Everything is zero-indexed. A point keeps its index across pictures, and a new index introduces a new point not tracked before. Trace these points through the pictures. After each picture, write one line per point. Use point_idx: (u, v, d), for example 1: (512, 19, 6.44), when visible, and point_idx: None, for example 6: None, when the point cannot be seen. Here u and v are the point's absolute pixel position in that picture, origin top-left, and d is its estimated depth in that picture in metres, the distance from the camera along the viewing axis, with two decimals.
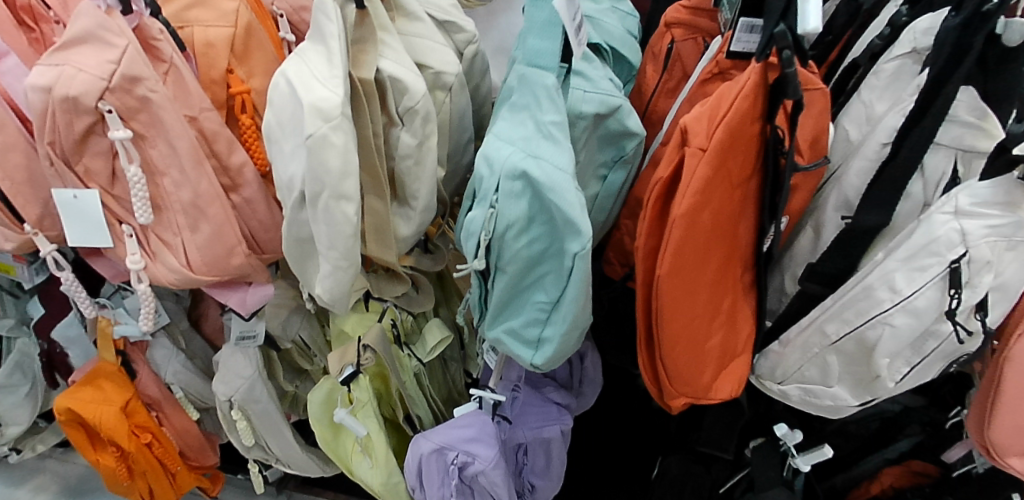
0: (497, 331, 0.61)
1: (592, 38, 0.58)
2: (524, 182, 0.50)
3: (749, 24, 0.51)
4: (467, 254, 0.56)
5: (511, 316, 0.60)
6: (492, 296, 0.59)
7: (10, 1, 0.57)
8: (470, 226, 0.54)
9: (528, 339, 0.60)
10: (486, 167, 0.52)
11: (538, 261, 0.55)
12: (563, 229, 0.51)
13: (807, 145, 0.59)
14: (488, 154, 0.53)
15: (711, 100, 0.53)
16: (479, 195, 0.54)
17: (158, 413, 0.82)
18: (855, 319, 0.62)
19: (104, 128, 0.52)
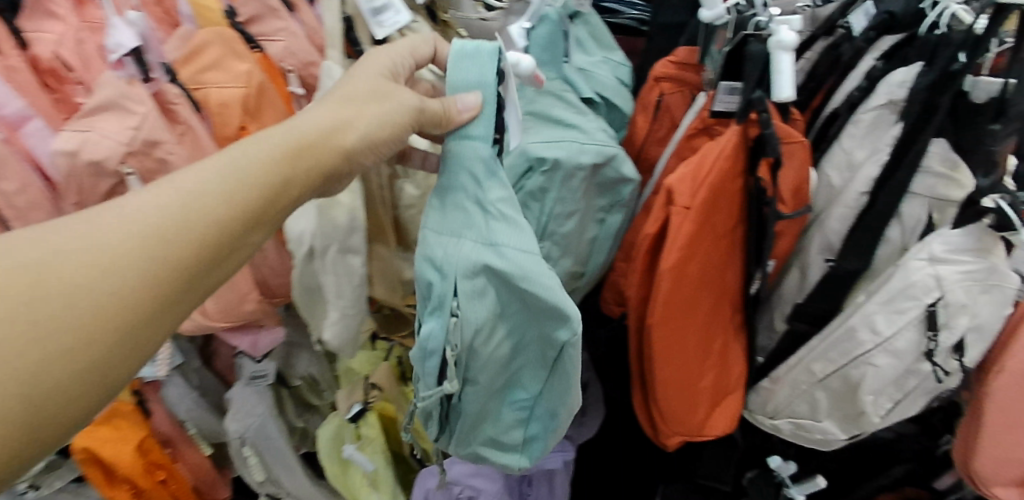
0: (474, 444, 0.55)
1: (581, 92, 0.61)
2: (485, 276, 0.44)
3: (728, 87, 0.55)
4: (426, 380, 0.46)
5: (485, 426, 0.54)
6: (461, 413, 0.52)
7: (36, 65, 0.60)
8: (427, 347, 0.45)
9: (509, 444, 0.54)
10: (435, 275, 0.44)
11: (513, 358, 0.49)
12: (541, 323, 0.46)
13: (790, 194, 0.61)
14: (430, 259, 0.44)
15: (693, 160, 0.57)
16: (428, 309, 0.45)
17: (171, 450, 0.76)
18: (840, 359, 0.64)
19: (126, 188, 0.55)
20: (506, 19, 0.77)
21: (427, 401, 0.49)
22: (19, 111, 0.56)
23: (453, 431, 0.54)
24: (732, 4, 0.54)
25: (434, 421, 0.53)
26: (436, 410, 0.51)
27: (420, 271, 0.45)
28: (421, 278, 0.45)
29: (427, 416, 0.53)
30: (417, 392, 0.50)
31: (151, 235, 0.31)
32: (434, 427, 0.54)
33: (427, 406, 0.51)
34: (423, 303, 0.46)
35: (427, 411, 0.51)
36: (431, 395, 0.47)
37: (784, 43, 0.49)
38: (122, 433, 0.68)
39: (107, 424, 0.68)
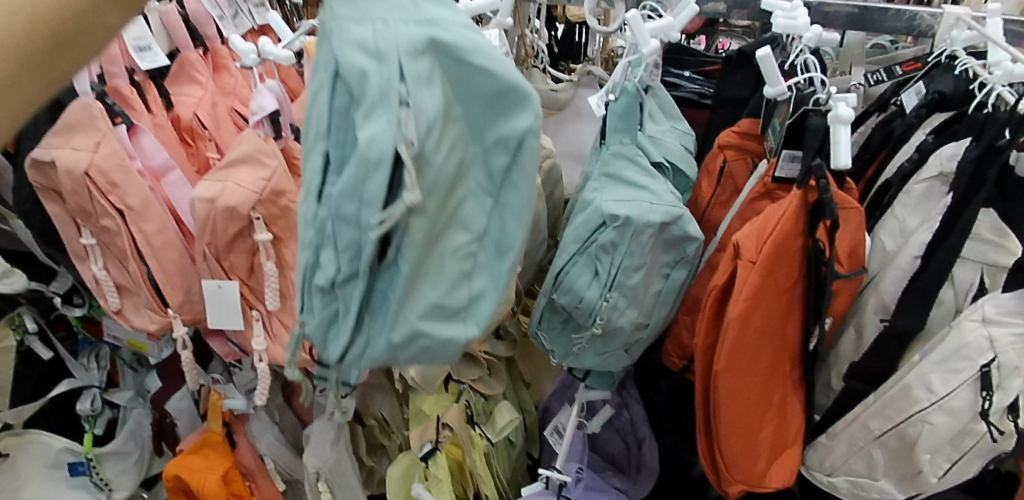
0: (409, 320, 0.33)
1: (654, 157, 0.67)
2: (432, 55, 0.30)
3: (790, 155, 0.61)
4: (339, 201, 0.30)
5: (406, 303, 0.33)
6: (386, 282, 0.33)
7: (177, 123, 0.69)
8: (347, 138, 0.30)
9: (441, 336, 0.34)
10: (371, 60, 0.28)
11: (464, 187, 0.33)
12: (493, 122, 0.32)
13: (846, 256, 0.65)
14: (358, 41, 0.28)
15: (758, 219, 0.62)
16: (360, 109, 0.28)
17: (252, 483, 0.82)
18: (897, 416, 0.66)
19: (251, 231, 0.63)
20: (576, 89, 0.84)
21: (348, 237, 0.31)
22: (165, 162, 0.64)
23: (379, 317, 0.34)
24: (792, 83, 0.60)
25: (350, 297, 0.34)
26: (352, 243, 0.31)
27: (330, 64, 0.29)
28: (327, 75, 0.30)
29: (342, 283, 0.34)
30: (320, 251, 0.33)
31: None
32: (343, 317, 0.35)
33: (343, 261, 0.32)
34: (346, 110, 0.30)
35: (343, 270, 0.33)
36: (361, 234, 0.30)
37: (842, 117, 0.55)
38: (207, 462, 0.77)
39: (199, 453, 0.78)
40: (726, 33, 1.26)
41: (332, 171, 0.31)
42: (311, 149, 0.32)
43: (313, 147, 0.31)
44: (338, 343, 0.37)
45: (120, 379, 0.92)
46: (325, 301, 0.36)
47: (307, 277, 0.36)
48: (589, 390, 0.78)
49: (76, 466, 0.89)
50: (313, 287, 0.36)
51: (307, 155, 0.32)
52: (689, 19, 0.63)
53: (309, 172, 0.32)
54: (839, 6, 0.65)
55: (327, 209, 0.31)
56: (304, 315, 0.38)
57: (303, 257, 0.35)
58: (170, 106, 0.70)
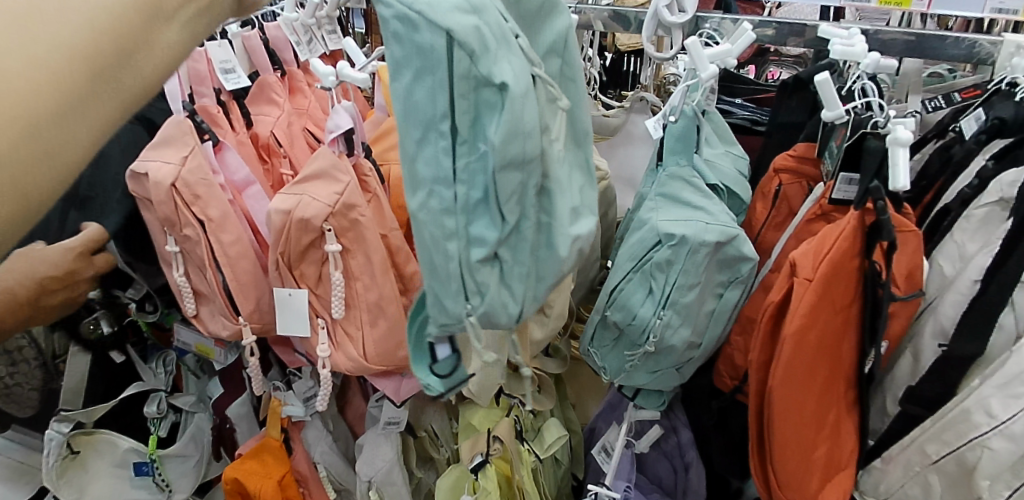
0: (567, 229, 0.46)
1: (710, 179, 0.69)
2: (497, 4, 0.44)
3: (847, 178, 0.63)
4: (514, 152, 0.40)
5: (555, 212, 0.46)
6: (542, 200, 0.45)
7: (255, 141, 0.79)
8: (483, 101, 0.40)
9: (584, 229, 0.48)
10: (473, 16, 0.40)
11: (553, 99, 0.47)
12: (538, 58, 0.49)
13: (902, 279, 0.65)
14: (454, 9, 0.39)
15: (815, 239, 0.63)
16: (485, 58, 0.39)
17: (305, 489, 0.89)
18: (955, 440, 0.62)
19: (322, 242, 0.66)
20: (625, 117, 0.87)
21: (513, 183, 0.41)
22: (246, 177, 0.73)
23: (546, 242, 0.46)
24: (850, 106, 0.61)
25: (524, 231, 0.44)
26: (518, 185, 0.42)
27: (431, 46, 0.38)
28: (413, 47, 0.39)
29: (511, 231, 0.44)
30: (476, 220, 0.42)
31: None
32: (508, 262, 0.45)
33: (508, 213, 0.42)
34: (469, 70, 0.39)
35: (512, 218, 0.43)
36: (525, 166, 0.41)
37: (901, 139, 0.55)
38: (265, 467, 0.85)
39: (258, 459, 0.86)
40: (777, 64, 1.29)
41: (464, 141, 0.41)
42: (440, 130, 0.40)
43: (433, 129, 0.41)
44: (512, 297, 0.46)
45: (184, 385, 1.05)
46: (490, 265, 0.44)
47: (466, 261, 0.43)
48: (638, 410, 0.78)
49: (140, 467, 0.99)
50: (479, 261, 0.43)
51: (435, 148, 0.41)
52: (747, 46, 0.66)
53: (442, 157, 0.41)
54: (895, 34, 0.68)
55: (488, 159, 0.40)
56: (466, 304, 0.44)
57: (456, 241, 0.42)
58: (250, 125, 0.80)
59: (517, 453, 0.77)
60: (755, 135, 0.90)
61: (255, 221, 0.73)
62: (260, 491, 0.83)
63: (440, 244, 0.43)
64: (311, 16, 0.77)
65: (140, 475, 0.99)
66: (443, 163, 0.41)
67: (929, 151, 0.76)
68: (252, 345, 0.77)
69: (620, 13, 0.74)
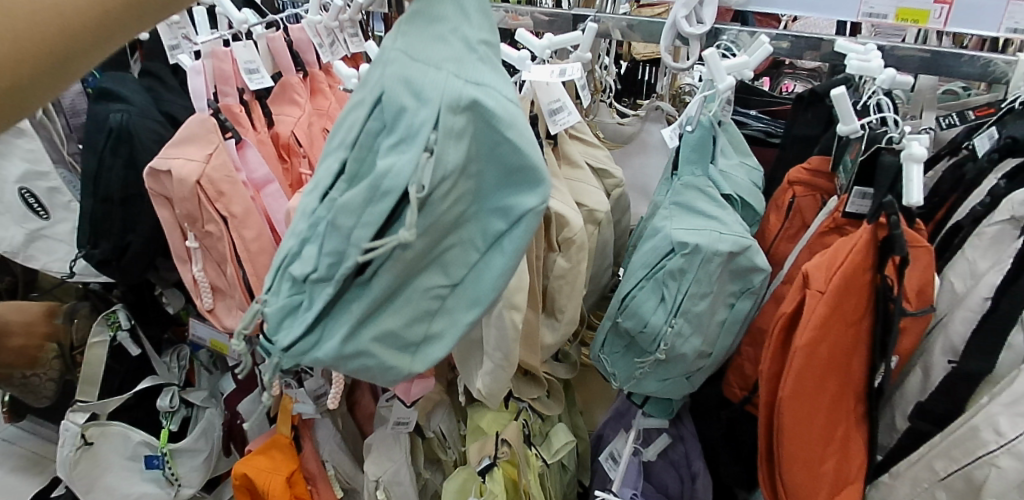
0: (364, 338, 0.41)
1: (724, 190, 0.70)
2: (469, 117, 0.38)
3: (861, 192, 0.63)
4: (341, 217, 0.38)
5: (366, 313, 0.41)
6: (360, 288, 0.40)
7: (276, 141, 0.81)
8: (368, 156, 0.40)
9: (382, 356, 0.42)
10: (411, 100, 0.38)
11: (470, 244, 0.42)
12: (495, 191, 0.41)
13: (914, 294, 0.65)
14: (404, 88, 0.39)
15: (828, 252, 0.63)
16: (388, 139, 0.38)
17: (313, 487, 0.90)
18: (963, 457, 0.60)
19: None
20: (640, 125, 0.88)
21: (334, 245, 0.39)
22: (265, 176, 0.74)
23: (341, 315, 0.41)
24: (865, 122, 0.62)
25: (321, 293, 0.40)
26: (339, 239, 0.39)
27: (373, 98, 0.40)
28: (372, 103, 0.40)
29: (320, 280, 0.40)
30: (308, 241, 0.40)
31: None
32: (309, 299, 0.41)
33: (323, 262, 0.39)
34: (373, 137, 0.40)
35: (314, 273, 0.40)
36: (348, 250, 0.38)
37: (915, 155, 0.56)
38: (273, 463, 0.85)
39: (267, 455, 0.87)
40: (792, 77, 1.30)
41: (346, 179, 0.40)
42: (335, 158, 0.41)
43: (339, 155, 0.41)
44: (300, 324, 0.41)
45: (197, 380, 1.09)
46: (297, 288, 0.42)
47: (293, 273, 0.41)
48: (646, 418, 0.78)
49: (150, 460, 1.00)
50: (296, 280, 0.41)
51: (331, 164, 0.41)
52: (765, 58, 0.66)
53: (329, 174, 0.41)
54: (911, 50, 0.68)
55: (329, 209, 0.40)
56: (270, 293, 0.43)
57: (293, 244, 0.41)
58: (271, 124, 0.82)
59: (525, 457, 0.77)
60: (769, 148, 0.91)
61: (273, 218, 0.74)
62: (268, 486, 0.83)
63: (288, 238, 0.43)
64: (335, 20, 0.79)
65: (151, 468, 1.00)
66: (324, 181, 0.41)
67: (941, 170, 0.76)
68: (267, 341, 0.78)
69: (640, 23, 0.75)
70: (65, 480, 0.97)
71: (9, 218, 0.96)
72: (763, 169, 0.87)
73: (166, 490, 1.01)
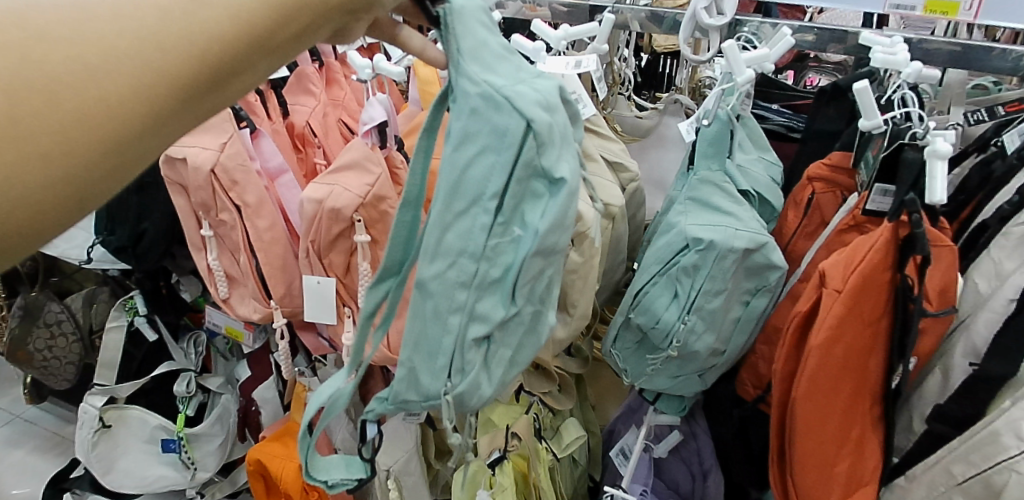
0: (549, 322, 0.47)
1: (742, 186, 0.69)
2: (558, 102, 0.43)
3: (882, 189, 0.62)
4: (546, 242, 0.41)
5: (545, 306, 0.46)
6: (546, 290, 0.46)
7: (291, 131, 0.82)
8: (533, 199, 0.41)
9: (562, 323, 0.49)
10: (544, 115, 0.39)
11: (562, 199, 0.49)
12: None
13: (936, 294, 0.63)
14: (536, 101, 0.38)
15: (846, 249, 0.61)
16: (549, 152, 0.39)
17: None
18: (982, 462, 0.59)
19: (351, 233, 0.67)
20: (658, 119, 0.87)
21: (537, 263, 0.41)
22: (280, 165, 0.74)
23: (535, 330, 0.46)
24: (889, 116, 0.60)
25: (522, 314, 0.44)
26: (537, 270, 0.42)
27: (507, 128, 0.37)
28: (495, 133, 0.38)
29: (512, 315, 0.43)
30: (482, 300, 0.41)
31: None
32: (497, 337, 0.44)
33: (528, 283, 0.42)
34: (530, 161, 0.39)
35: (522, 298, 0.43)
36: (540, 267, 0.42)
37: (939, 152, 0.54)
38: (286, 450, 0.87)
39: (281, 442, 0.89)
40: (816, 70, 1.27)
41: (501, 223, 0.40)
42: (486, 205, 0.39)
43: (471, 207, 0.39)
44: (488, 380, 0.45)
45: (214, 366, 1.09)
46: (479, 347, 0.43)
47: (461, 339, 0.42)
48: (658, 415, 0.78)
49: (167, 443, 1.02)
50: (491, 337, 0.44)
51: (477, 211, 0.39)
52: (785, 50, 0.65)
53: (455, 234, 0.39)
54: (940, 43, 0.66)
55: (523, 244, 0.40)
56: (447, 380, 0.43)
57: (456, 319, 0.41)
58: (286, 114, 0.82)
59: (535, 450, 0.77)
60: (790, 142, 0.89)
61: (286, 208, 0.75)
62: (280, 472, 0.85)
63: (441, 321, 0.41)
64: None
65: (168, 451, 1.02)
66: (478, 237, 0.40)
67: (968, 167, 0.74)
68: (281, 329, 0.79)
69: (659, 13, 0.73)
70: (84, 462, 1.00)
71: None
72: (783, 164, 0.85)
73: (182, 474, 1.03)
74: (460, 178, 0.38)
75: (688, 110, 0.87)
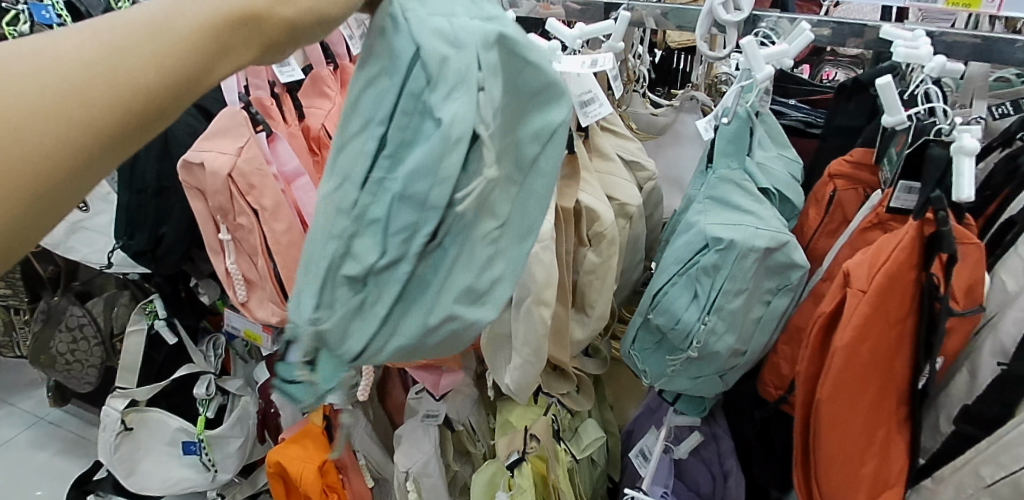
0: (443, 304, 0.34)
1: (762, 184, 0.68)
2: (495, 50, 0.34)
3: (906, 186, 0.60)
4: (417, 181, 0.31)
5: (439, 278, 0.34)
6: (444, 260, 0.34)
7: (306, 134, 0.82)
8: (422, 123, 0.32)
9: (473, 318, 0.35)
10: (449, 47, 0.32)
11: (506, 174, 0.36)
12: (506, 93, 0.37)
13: (963, 293, 0.62)
14: (441, 33, 0.32)
15: (871, 248, 0.60)
16: (440, 87, 0.31)
17: (344, 476, 0.92)
18: (1012, 464, 0.57)
19: None
20: (674, 116, 0.87)
21: (403, 220, 0.32)
22: (296, 169, 0.74)
23: (416, 303, 0.34)
24: (913, 112, 0.59)
25: (391, 287, 0.33)
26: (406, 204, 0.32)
27: (397, 52, 0.32)
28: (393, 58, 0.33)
29: (387, 267, 0.33)
30: (357, 238, 0.32)
31: (140, 25, 0.24)
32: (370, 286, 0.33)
33: (392, 244, 0.32)
34: (419, 92, 0.32)
35: (393, 253, 0.32)
36: (417, 217, 0.32)
37: (966, 148, 0.53)
38: (306, 452, 0.88)
39: (300, 444, 0.89)
40: (833, 63, 1.26)
41: (389, 156, 0.32)
42: (372, 127, 0.33)
43: (359, 128, 0.33)
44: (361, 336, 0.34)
45: (233, 368, 1.11)
46: (354, 291, 0.33)
47: (331, 271, 0.33)
48: (678, 415, 0.77)
49: (188, 445, 1.03)
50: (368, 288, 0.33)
51: (366, 118, 0.33)
52: (804, 45, 0.64)
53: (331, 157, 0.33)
54: (961, 36, 0.65)
55: (395, 184, 0.32)
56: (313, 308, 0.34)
57: (332, 247, 0.32)
58: (301, 117, 0.82)
59: (555, 451, 0.77)
60: (808, 138, 0.88)
61: (304, 211, 0.75)
62: (301, 474, 0.86)
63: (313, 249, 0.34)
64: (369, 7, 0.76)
65: (189, 454, 1.03)
66: (358, 161, 0.32)
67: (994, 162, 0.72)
68: None
69: (674, 10, 0.73)
70: (107, 464, 1.01)
71: None
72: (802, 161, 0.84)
73: (204, 475, 1.04)
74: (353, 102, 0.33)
75: (705, 107, 0.87)
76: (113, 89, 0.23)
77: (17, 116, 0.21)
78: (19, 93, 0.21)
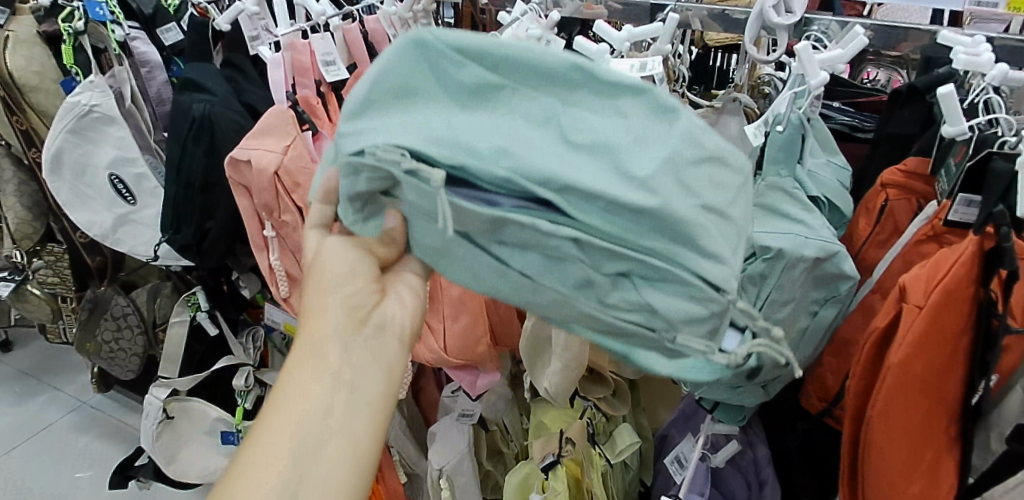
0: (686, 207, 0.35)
1: (813, 192, 0.66)
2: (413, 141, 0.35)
3: (967, 199, 0.57)
4: (585, 183, 0.33)
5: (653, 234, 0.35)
6: (625, 238, 0.35)
7: None
8: (531, 158, 0.33)
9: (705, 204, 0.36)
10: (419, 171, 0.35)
11: (584, 133, 0.35)
12: (494, 108, 0.35)
13: (1023, 309, 0.59)
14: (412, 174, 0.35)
15: (929, 263, 0.58)
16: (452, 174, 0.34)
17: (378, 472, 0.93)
18: None
19: None
20: (716, 118, 0.85)
21: (577, 273, 0.37)
22: None
23: (655, 261, 0.36)
24: (975, 123, 0.57)
25: (617, 269, 0.36)
26: (628, 222, 0.34)
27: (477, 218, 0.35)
28: (426, 188, 0.35)
29: (596, 278, 0.37)
30: (579, 284, 0.37)
31: (315, 327, 0.48)
32: (649, 274, 0.36)
33: (584, 283, 0.37)
34: (490, 229, 0.36)
35: (578, 274, 0.37)
36: (600, 196, 0.33)
37: None
38: None
39: None
40: (874, 64, 1.22)
41: (555, 262, 0.37)
42: (554, 275, 0.37)
43: (528, 249, 0.37)
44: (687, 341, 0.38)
45: (270, 360, 1.13)
46: (633, 307, 0.38)
47: (603, 308, 0.38)
48: (716, 423, 0.77)
49: (226, 436, 1.06)
50: (685, 163, 0.35)
51: (520, 233, 0.35)
52: (859, 50, 0.62)
53: (540, 269, 0.38)
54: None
55: (565, 271, 0.37)
56: (655, 331, 0.38)
57: (592, 302, 0.38)
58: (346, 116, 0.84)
59: (589, 455, 0.76)
60: (857, 143, 0.86)
61: None
62: None
63: (615, 313, 0.38)
64: (408, 10, 0.79)
65: (225, 443, 1.06)
66: (560, 275, 0.37)
67: None
68: None
69: (719, 11, 0.71)
70: (148, 451, 1.04)
71: (100, 202, 0.98)
72: (851, 168, 0.82)
73: None
74: (502, 239, 0.37)
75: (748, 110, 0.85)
76: (314, 364, 0.46)
77: (285, 405, 0.44)
78: (307, 386, 0.45)
